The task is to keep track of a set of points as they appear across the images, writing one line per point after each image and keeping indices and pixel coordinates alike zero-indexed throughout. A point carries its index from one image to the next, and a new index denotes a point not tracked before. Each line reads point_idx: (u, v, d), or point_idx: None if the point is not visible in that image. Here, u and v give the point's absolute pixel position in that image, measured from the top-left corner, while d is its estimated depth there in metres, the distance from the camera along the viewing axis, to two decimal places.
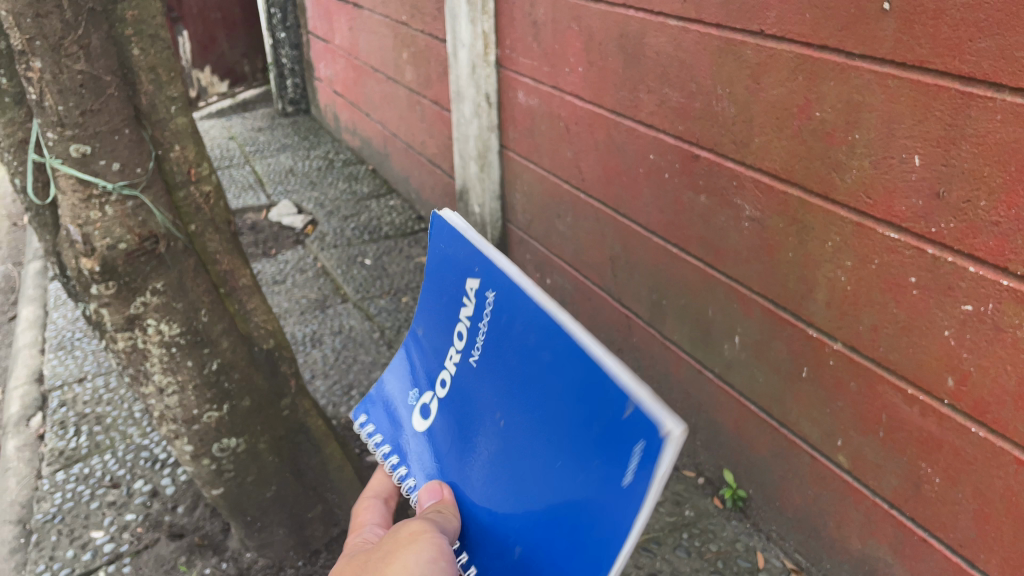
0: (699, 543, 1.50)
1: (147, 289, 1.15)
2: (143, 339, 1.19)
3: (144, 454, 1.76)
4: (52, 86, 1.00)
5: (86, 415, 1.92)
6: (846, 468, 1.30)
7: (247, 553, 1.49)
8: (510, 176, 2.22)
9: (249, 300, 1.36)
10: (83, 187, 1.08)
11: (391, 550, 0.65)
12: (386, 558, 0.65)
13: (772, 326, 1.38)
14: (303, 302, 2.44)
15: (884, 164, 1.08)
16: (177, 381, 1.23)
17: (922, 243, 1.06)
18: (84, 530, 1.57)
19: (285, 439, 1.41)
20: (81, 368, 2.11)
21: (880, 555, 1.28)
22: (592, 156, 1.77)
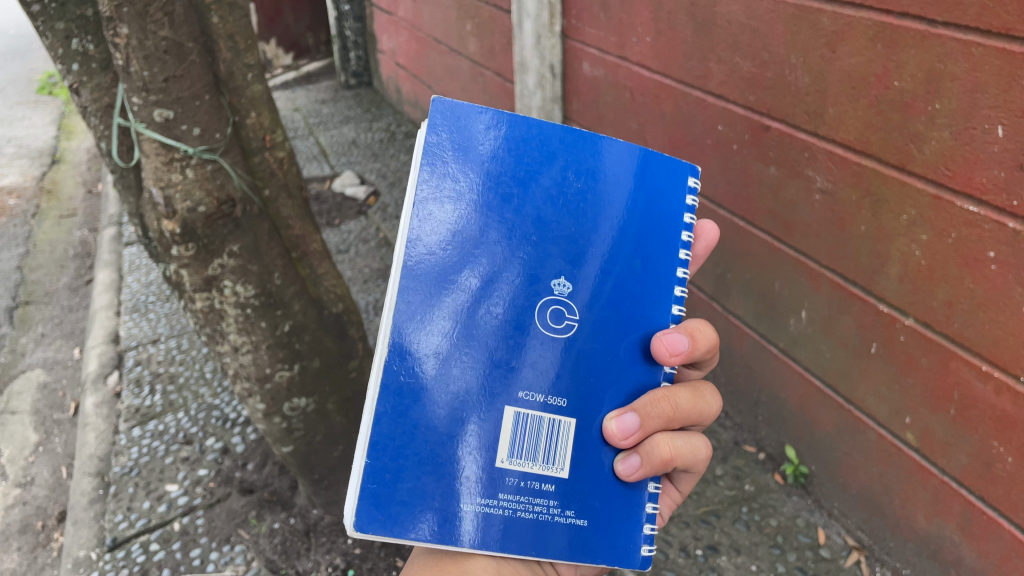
0: (759, 517, 1.50)
1: (224, 252, 1.19)
2: (220, 300, 1.22)
3: (215, 413, 1.82)
4: (138, 52, 1.03)
5: (160, 374, 1.99)
6: (913, 445, 1.28)
7: (314, 510, 1.54)
8: None
9: (320, 265, 1.40)
10: (165, 151, 1.11)
11: None
12: None
13: (840, 300, 1.36)
14: (367, 271, 2.48)
15: (966, 135, 1.05)
16: (251, 341, 1.27)
17: (1002, 217, 1.04)
18: (159, 483, 1.63)
19: (351, 401, 1.45)
20: (155, 330, 2.19)
21: (946, 534, 1.26)
22: (658, 128, 1.75)
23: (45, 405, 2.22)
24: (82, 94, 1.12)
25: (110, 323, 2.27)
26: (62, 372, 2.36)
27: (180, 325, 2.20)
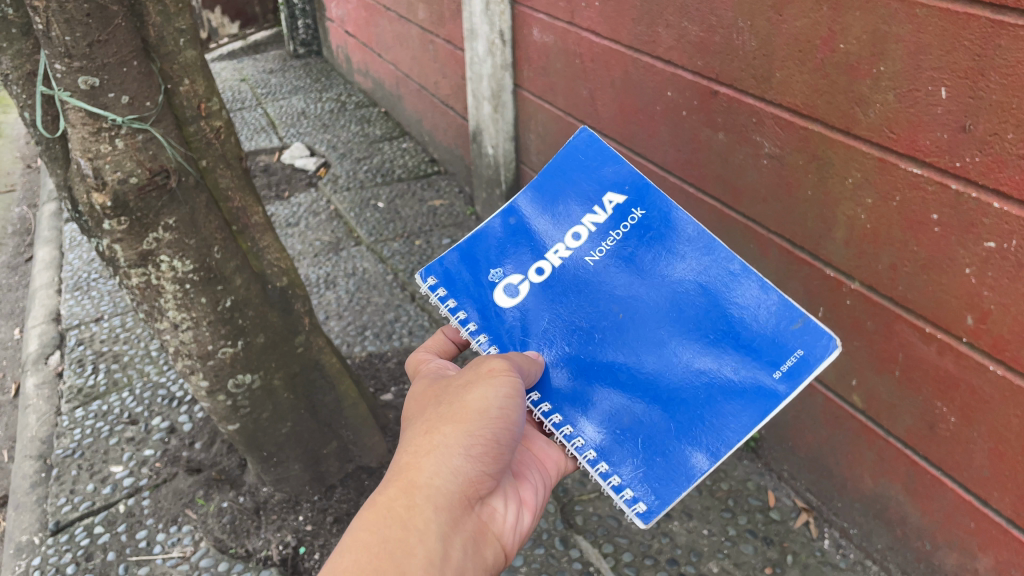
0: (710, 482, 1.52)
1: (159, 225, 1.15)
2: (157, 276, 1.18)
3: (161, 391, 1.78)
4: (58, 15, 0.98)
5: (103, 353, 1.94)
6: (860, 407, 1.29)
7: (263, 488, 1.51)
8: (524, 117, 2.19)
9: (262, 238, 1.36)
10: (92, 120, 1.06)
11: (418, 448, 0.72)
12: (418, 453, 0.71)
13: (788, 266, 1.36)
14: (317, 244, 2.43)
15: (910, 98, 1.05)
16: (191, 317, 1.23)
17: (946, 178, 1.04)
18: (104, 465, 1.59)
19: (299, 376, 1.42)
20: (97, 308, 2.13)
21: (892, 493, 1.29)
22: (608, 95, 1.73)
23: None
24: (1, 61, 1.07)
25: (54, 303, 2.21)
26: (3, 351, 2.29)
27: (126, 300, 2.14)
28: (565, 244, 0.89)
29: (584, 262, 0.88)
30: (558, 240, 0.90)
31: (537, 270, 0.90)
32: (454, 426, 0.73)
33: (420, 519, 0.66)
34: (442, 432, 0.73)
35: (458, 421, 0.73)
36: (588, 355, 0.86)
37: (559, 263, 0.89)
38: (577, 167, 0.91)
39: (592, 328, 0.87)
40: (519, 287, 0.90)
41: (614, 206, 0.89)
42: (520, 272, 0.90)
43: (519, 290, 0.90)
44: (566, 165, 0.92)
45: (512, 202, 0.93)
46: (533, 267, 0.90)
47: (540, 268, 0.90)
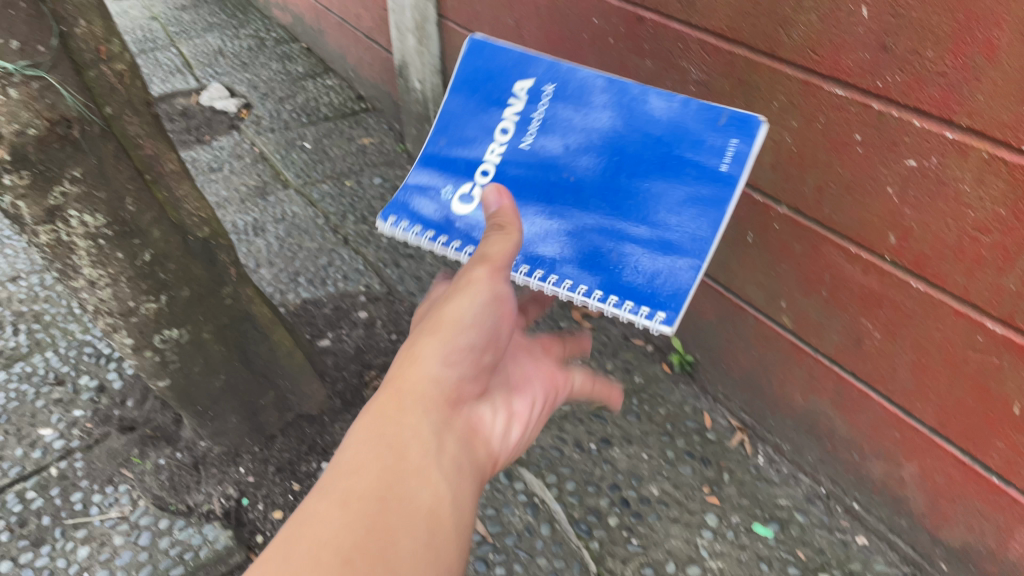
0: (648, 407, 1.55)
1: (64, 178, 1.06)
2: (67, 233, 1.12)
3: (88, 350, 1.72)
4: None
5: (23, 313, 1.86)
6: (789, 327, 1.32)
7: (201, 442, 1.49)
8: (450, 48, 2.13)
9: (180, 188, 1.30)
10: None
11: (398, 387, 0.76)
12: (398, 393, 0.75)
13: None
14: (243, 189, 2.35)
15: (834, 17, 1.04)
16: (109, 274, 1.18)
17: (867, 99, 1.04)
18: (32, 428, 1.54)
19: (229, 328, 1.38)
20: (13, 266, 2.03)
21: (822, 408, 1.33)
22: (534, 23, 1.69)
23: None
24: None
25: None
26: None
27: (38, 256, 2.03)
28: (498, 142, 1.08)
29: (517, 148, 1.07)
30: (489, 143, 1.09)
31: (482, 173, 1.07)
32: (428, 352, 0.78)
33: (412, 458, 0.70)
34: (418, 362, 0.77)
35: (435, 335, 0.79)
36: (550, 204, 1.02)
37: (498, 160, 1.07)
38: (479, 71, 1.13)
39: (546, 182, 1.03)
40: (473, 193, 1.06)
41: (524, 92, 1.09)
42: (469, 182, 1.07)
43: (472, 196, 1.06)
44: (468, 73, 1.14)
45: (425, 151, 1.16)
46: (479, 172, 1.07)
47: (484, 171, 1.07)
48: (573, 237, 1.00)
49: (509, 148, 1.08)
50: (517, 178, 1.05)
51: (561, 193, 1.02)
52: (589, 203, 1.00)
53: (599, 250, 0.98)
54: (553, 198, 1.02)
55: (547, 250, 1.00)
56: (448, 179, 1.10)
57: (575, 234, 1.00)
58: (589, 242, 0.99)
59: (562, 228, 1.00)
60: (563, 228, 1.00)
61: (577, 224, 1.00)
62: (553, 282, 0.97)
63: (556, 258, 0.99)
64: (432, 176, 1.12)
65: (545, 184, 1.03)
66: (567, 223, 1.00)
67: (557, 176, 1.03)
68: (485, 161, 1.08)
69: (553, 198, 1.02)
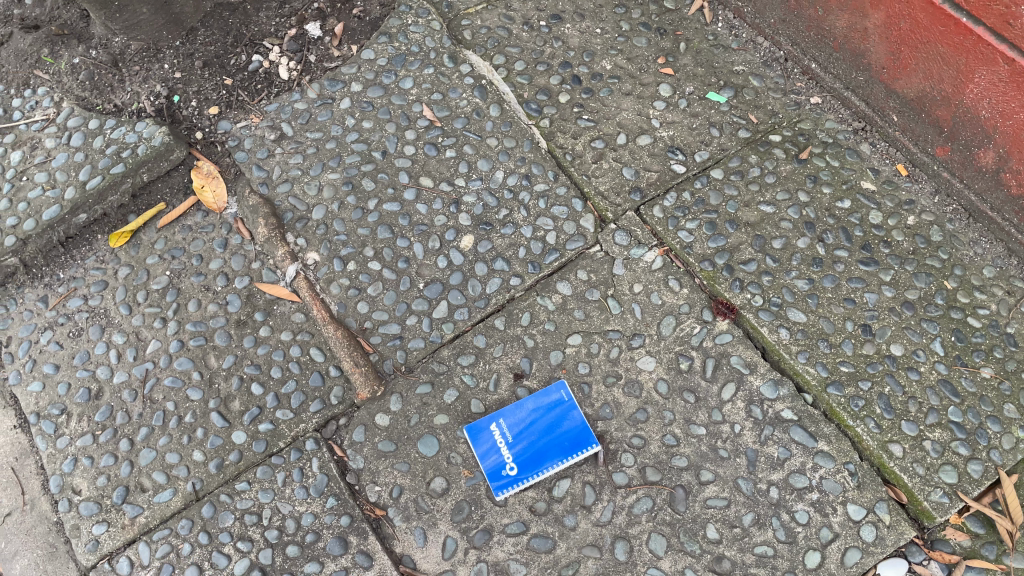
0: None
1: None
2: None
3: None
4: None
5: None
6: None
7: None
8: (558, 175, 2.15)
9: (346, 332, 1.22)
10: None
11: None
12: None
13: None
14: None
15: None
16: None
17: None
18: None
19: None
20: (105, 314, 2.05)
21: None
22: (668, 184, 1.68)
23: None
24: None
25: (44, 291, 2.11)
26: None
27: (126, 304, 2.06)
28: (507, 419, 1.86)
29: (521, 403, 1.88)
30: (504, 410, 1.87)
31: (501, 434, 1.85)
32: None
33: None
34: None
35: None
36: (523, 449, 1.83)
37: (509, 419, 1.86)
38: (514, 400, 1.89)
39: (532, 424, 1.86)
40: (502, 452, 1.83)
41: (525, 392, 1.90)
42: (496, 446, 1.84)
43: (500, 446, 1.84)
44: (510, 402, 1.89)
45: (469, 431, 1.85)
46: (498, 435, 1.85)
47: (502, 435, 1.85)
48: (541, 451, 1.83)
49: (518, 411, 1.88)
50: (518, 420, 1.87)
51: (540, 430, 1.85)
52: (549, 435, 1.84)
53: (547, 455, 1.82)
54: (527, 430, 1.86)
55: (525, 462, 1.82)
56: (488, 439, 1.84)
57: (544, 451, 1.83)
58: (545, 455, 1.82)
59: (535, 447, 1.83)
60: (537, 451, 1.83)
61: (541, 450, 1.83)
62: (522, 480, 1.80)
63: (526, 467, 1.81)
64: (473, 445, 1.84)
65: (530, 423, 1.86)
66: (531, 433, 1.85)
67: (535, 422, 1.86)
68: (500, 428, 1.85)
69: (534, 437, 1.85)
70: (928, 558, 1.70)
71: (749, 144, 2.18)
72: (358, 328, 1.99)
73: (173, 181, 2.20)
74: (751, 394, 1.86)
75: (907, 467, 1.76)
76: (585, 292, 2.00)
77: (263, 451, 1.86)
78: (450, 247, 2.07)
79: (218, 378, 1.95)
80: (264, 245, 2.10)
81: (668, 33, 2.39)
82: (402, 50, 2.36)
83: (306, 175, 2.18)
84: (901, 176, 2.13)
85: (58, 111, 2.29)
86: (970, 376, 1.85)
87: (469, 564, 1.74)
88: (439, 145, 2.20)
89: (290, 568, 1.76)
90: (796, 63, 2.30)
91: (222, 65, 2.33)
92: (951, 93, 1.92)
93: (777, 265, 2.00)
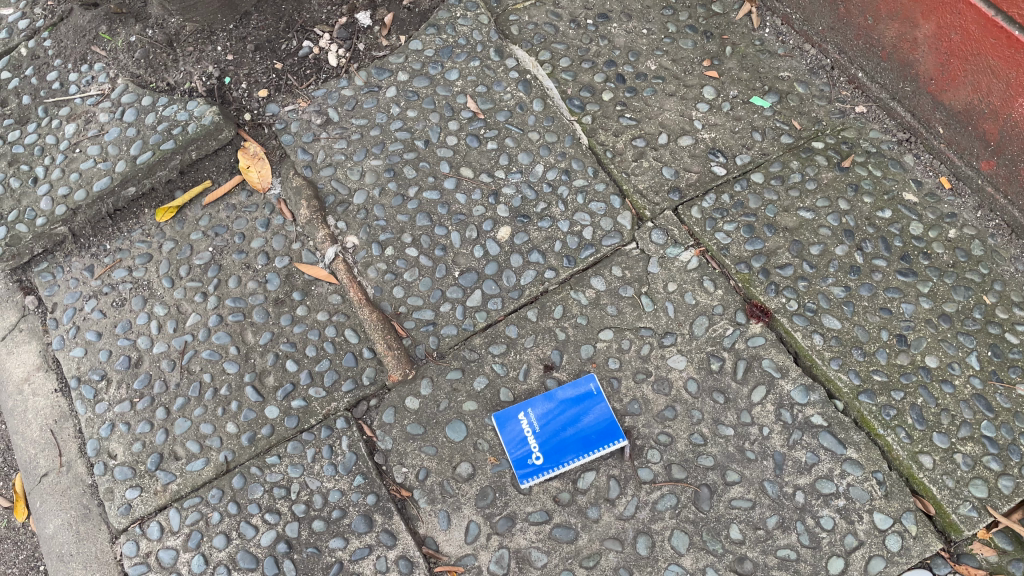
0: None
1: None
2: None
3: None
4: None
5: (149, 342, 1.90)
6: None
7: None
8: (598, 172, 2.16)
9: None
10: None
11: None
12: None
13: None
14: None
15: None
16: None
17: None
18: None
19: None
20: (148, 285, 2.11)
21: None
22: None
23: (24, 338, 2.13)
24: None
25: (90, 261, 2.17)
26: (5, 277, 2.20)
27: (169, 278, 2.11)
28: (535, 409, 1.88)
29: (550, 394, 1.89)
30: (532, 400, 1.89)
31: (528, 424, 1.86)
32: None
33: None
34: None
35: None
36: (549, 439, 1.85)
37: (537, 409, 1.88)
38: (544, 391, 1.91)
39: (560, 416, 1.87)
40: (528, 441, 1.84)
41: (554, 383, 1.92)
42: (522, 434, 1.85)
43: (526, 435, 1.85)
44: (539, 393, 1.90)
45: (497, 419, 1.87)
46: (525, 424, 1.86)
47: (528, 425, 1.86)
48: (567, 442, 1.84)
49: (547, 401, 1.89)
50: (546, 410, 1.88)
51: (567, 421, 1.86)
52: (577, 426, 1.85)
53: (573, 446, 1.83)
54: (555, 421, 1.87)
55: (550, 452, 1.83)
56: (516, 427, 1.86)
57: (570, 441, 1.84)
58: (571, 445, 1.84)
59: (561, 437, 1.85)
60: (563, 441, 1.84)
61: (567, 441, 1.84)
62: (547, 470, 1.81)
63: (551, 457, 1.83)
64: (500, 433, 1.86)
65: (558, 414, 1.88)
66: (558, 424, 1.86)
67: (563, 413, 1.87)
68: (528, 417, 1.87)
69: (561, 427, 1.86)
70: (953, 572, 1.69)
71: (791, 150, 2.18)
72: (393, 312, 2.02)
73: (219, 160, 2.25)
74: (782, 398, 1.86)
75: (936, 479, 1.75)
76: (618, 288, 2.01)
77: (294, 427, 1.90)
78: (487, 237, 2.09)
79: (254, 353, 1.99)
80: (305, 227, 2.13)
81: (715, 36, 2.39)
82: (449, 42, 2.39)
83: (349, 160, 2.21)
84: (944, 189, 2.11)
85: (113, 87, 2.34)
86: (1005, 392, 1.83)
87: (491, 550, 1.76)
88: (481, 137, 2.23)
89: (315, 542, 1.79)
90: (843, 72, 2.29)
91: (274, 49, 2.37)
92: (999, 106, 1.90)
93: (814, 271, 1.99)
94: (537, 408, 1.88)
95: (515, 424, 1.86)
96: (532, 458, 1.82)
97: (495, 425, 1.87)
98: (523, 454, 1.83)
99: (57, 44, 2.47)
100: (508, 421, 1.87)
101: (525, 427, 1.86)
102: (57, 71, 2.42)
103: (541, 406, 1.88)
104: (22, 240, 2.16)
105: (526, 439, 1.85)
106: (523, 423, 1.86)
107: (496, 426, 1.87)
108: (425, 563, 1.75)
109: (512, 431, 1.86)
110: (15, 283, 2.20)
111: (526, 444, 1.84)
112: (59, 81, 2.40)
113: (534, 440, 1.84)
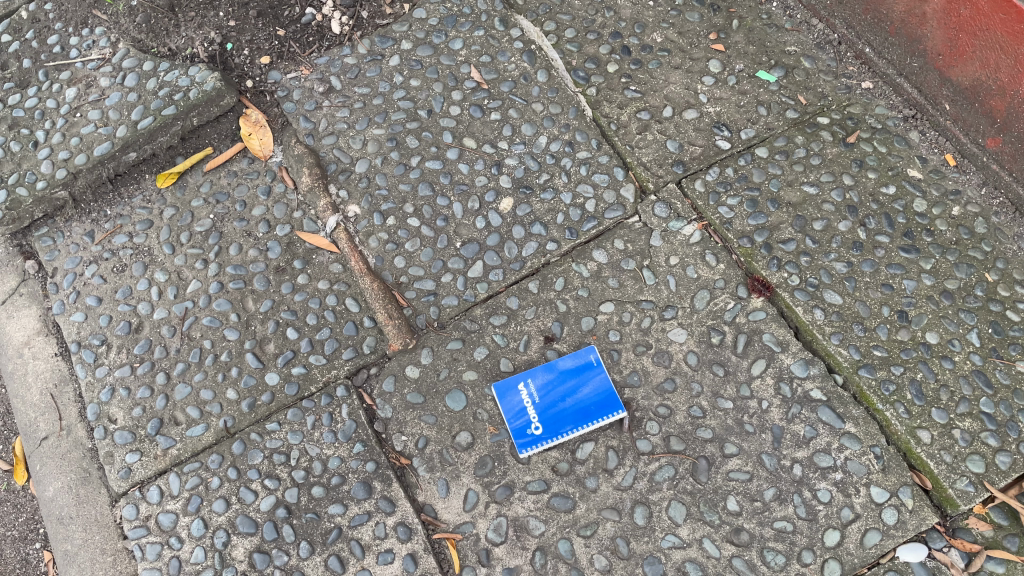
0: None
1: None
2: None
3: None
4: None
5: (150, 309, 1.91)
6: None
7: None
8: (602, 144, 2.15)
9: None
10: None
11: None
12: None
13: None
14: None
15: None
16: None
17: None
18: None
19: None
20: (148, 251, 2.10)
21: None
22: None
23: (23, 301, 2.13)
24: None
25: (90, 226, 2.16)
26: (5, 241, 2.20)
27: (170, 244, 2.10)
28: (535, 379, 1.87)
29: (549, 365, 1.89)
30: (532, 370, 1.88)
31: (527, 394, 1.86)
32: None
33: None
34: None
35: None
36: (548, 409, 1.85)
37: (537, 380, 1.87)
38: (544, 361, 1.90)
39: (560, 387, 1.87)
40: (527, 412, 1.84)
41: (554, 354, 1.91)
42: (521, 405, 1.85)
43: (525, 406, 1.85)
44: (538, 363, 1.90)
45: (496, 389, 1.87)
46: (524, 395, 1.86)
47: (528, 396, 1.86)
48: (567, 412, 1.84)
49: (547, 372, 1.88)
50: (545, 381, 1.88)
51: (566, 391, 1.86)
52: (576, 397, 1.85)
53: (572, 416, 1.84)
54: (554, 391, 1.87)
55: (549, 423, 1.83)
56: (515, 397, 1.86)
57: (570, 412, 1.84)
58: (569, 416, 1.84)
59: (559, 407, 1.85)
60: (563, 411, 1.84)
61: (567, 411, 1.84)
62: (545, 439, 1.82)
63: (550, 427, 1.83)
64: (499, 403, 1.85)
65: (558, 384, 1.87)
66: (557, 394, 1.86)
67: (563, 383, 1.87)
68: (527, 387, 1.87)
69: (560, 397, 1.86)
70: (949, 545, 1.70)
71: (796, 125, 2.16)
72: (394, 282, 2.01)
73: (221, 127, 2.23)
74: (781, 372, 1.86)
75: (934, 454, 1.75)
76: (620, 261, 2.00)
77: (295, 394, 1.90)
78: (489, 208, 2.08)
79: (255, 321, 1.99)
80: (307, 195, 2.13)
81: (722, 9, 2.36)
82: (454, 11, 2.36)
83: (351, 129, 2.20)
84: (949, 166, 2.10)
85: (114, 51, 2.32)
86: (1004, 369, 1.83)
87: (489, 518, 1.77)
88: (484, 107, 2.21)
89: (315, 508, 1.80)
90: (850, 47, 2.27)
91: (276, 15, 2.35)
92: (1007, 83, 1.88)
93: (816, 246, 1.99)
94: (536, 378, 1.88)
95: (515, 394, 1.86)
96: (532, 428, 1.83)
97: (494, 395, 1.87)
98: (522, 424, 1.83)
99: (57, 7, 2.44)
100: (507, 391, 1.86)
101: (525, 397, 1.86)
102: (58, 34, 2.39)
103: (541, 376, 1.88)
104: (22, 204, 2.15)
105: (526, 409, 1.85)
106: (523, 393, 1.86)
107: (496, 396, 1.87)
108: (424, 530, 1.77)
109: (511, 400, 1.86)
110: (15, 247, 2.20)
111: (525, 414, 1.84)
112: (60, 44, 2.37)
113: (534, 411, 1.84)
